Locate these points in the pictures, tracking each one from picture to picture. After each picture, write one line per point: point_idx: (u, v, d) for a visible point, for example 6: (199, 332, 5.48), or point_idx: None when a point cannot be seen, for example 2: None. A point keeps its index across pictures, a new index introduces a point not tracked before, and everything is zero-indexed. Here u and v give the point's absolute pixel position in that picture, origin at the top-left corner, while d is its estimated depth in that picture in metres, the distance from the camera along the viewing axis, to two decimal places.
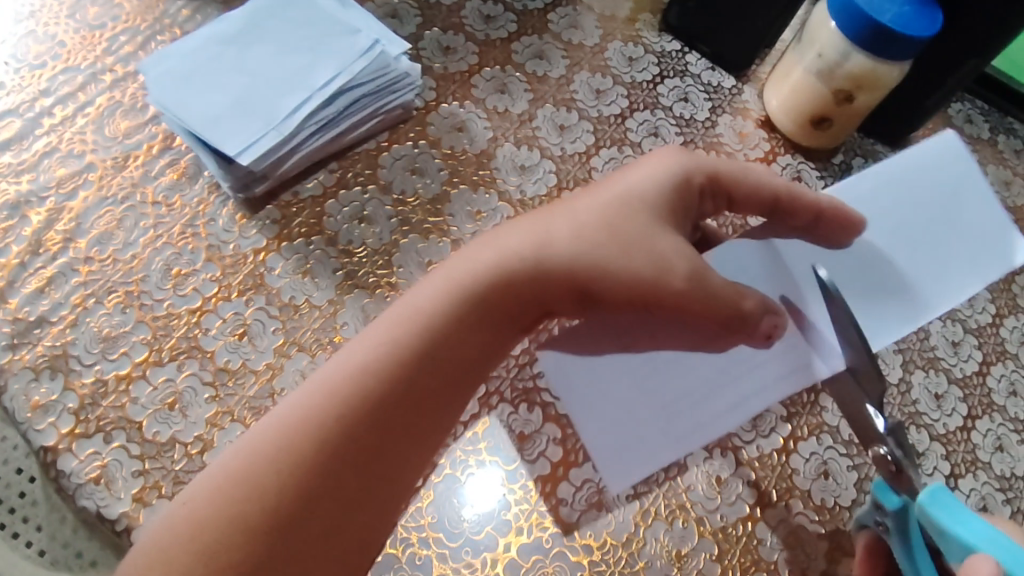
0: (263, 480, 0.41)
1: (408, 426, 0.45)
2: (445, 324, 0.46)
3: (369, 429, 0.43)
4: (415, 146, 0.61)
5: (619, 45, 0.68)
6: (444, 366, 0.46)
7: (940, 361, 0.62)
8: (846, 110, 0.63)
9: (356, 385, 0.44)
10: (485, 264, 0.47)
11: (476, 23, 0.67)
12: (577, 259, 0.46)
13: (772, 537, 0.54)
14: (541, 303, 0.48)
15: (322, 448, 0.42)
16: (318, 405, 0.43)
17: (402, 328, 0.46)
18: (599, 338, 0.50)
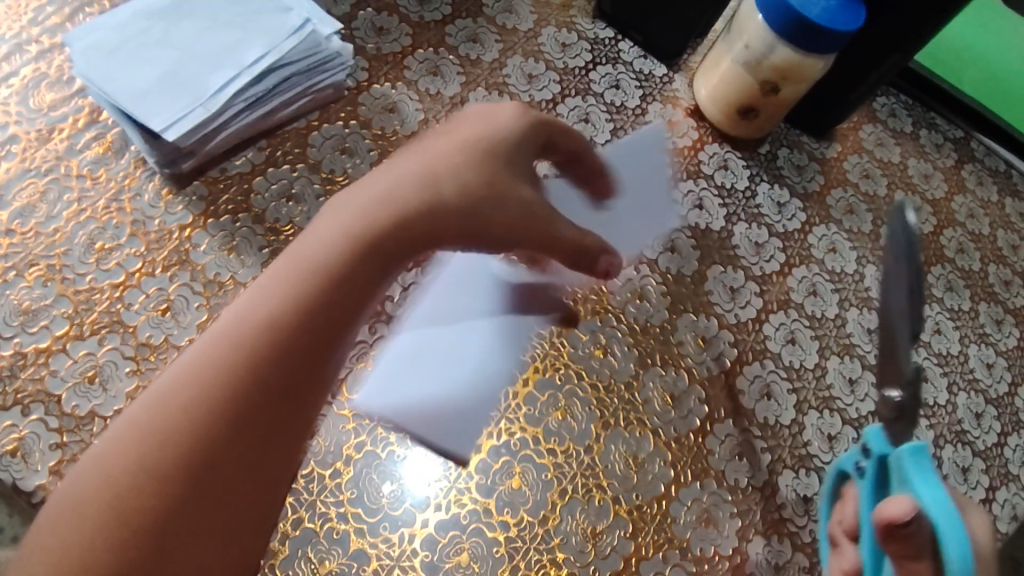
0: (177, 423, 0.35)
1: (321, 361, 0.39)
2: (334, 256, 0.40)
3: (279, 359, 0.38)
4: (345, 126, 0.62)
5: (553, 31, 0.70)
6: (348, 299, 0.40)
7: (855, 348, 0.64)
8: (773, 100, 0.65)
9: (261, 312, 0.38)
10: (364, 207, 0.42)
11: (410, 5, 0.68)
12: (459, 202, 0.43)
13: (685, 516, 0.56)
14: (421, 243, 0.43)
15: (228, 378, 0.37)
16: (229, 337, 0.38)
17: (295, 266, 0.40)
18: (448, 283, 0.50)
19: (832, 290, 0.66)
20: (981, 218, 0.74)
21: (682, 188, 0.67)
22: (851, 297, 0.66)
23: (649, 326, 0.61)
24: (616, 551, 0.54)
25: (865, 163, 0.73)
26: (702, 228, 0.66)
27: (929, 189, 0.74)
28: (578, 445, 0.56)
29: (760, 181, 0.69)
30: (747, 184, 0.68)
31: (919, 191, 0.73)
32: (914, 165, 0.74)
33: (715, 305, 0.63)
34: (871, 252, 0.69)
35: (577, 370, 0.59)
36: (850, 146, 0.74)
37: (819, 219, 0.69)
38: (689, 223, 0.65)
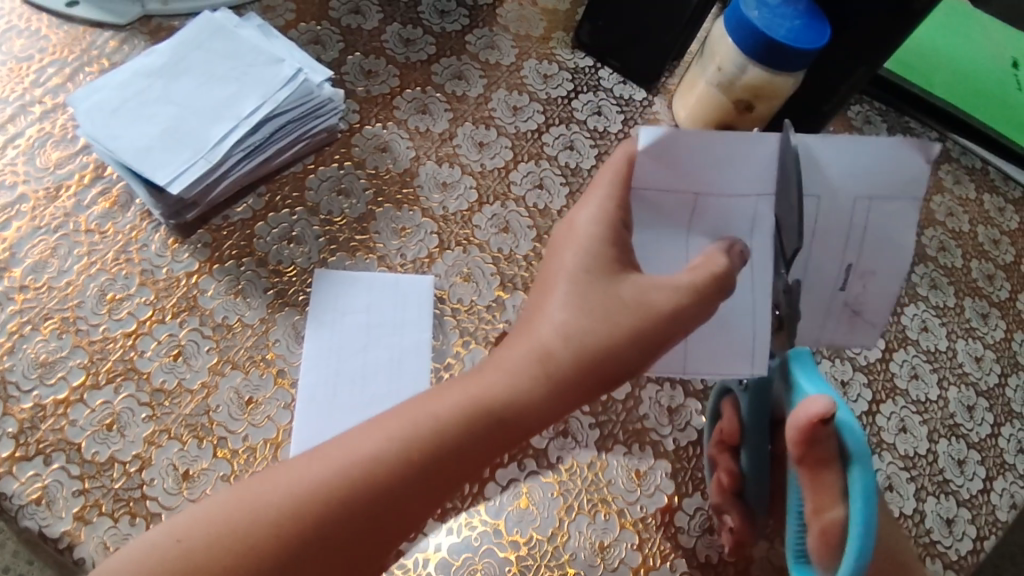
0: (258, 541, 0.38)
1: (408, 514, 0.41)
2: (460, 433, 0.41)
3: (374, 509, 0.40)
4: (340, 167, 0.64)
5: (535, 63, 0.73)
6: (446, 477, 0.41)
7: (845, 350, 0.68)
8: (747, 118, 0.68)
9: (366, 472, 0.40)
10: (506, 367, 0.43)
11: (397, 47, 0.70)
12: (556, 346, 0.43)
13: (689, 525, 0.57)
14: (543, 414, 0.43)
15: (321, 521, 0.39)
16: (327, 476, 0.40)
17: (414, 424, 0.41)
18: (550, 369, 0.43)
19: None
20: (960, 217, 0.78)
21: None
22: None
23: None
24: (625, 563, 0.55)
25: None
26: None
27: None
28: (581, 463, 0.58)
29: None
30: None
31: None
32: None
33: None
34: None
35: None
36: None
37: None
38: None
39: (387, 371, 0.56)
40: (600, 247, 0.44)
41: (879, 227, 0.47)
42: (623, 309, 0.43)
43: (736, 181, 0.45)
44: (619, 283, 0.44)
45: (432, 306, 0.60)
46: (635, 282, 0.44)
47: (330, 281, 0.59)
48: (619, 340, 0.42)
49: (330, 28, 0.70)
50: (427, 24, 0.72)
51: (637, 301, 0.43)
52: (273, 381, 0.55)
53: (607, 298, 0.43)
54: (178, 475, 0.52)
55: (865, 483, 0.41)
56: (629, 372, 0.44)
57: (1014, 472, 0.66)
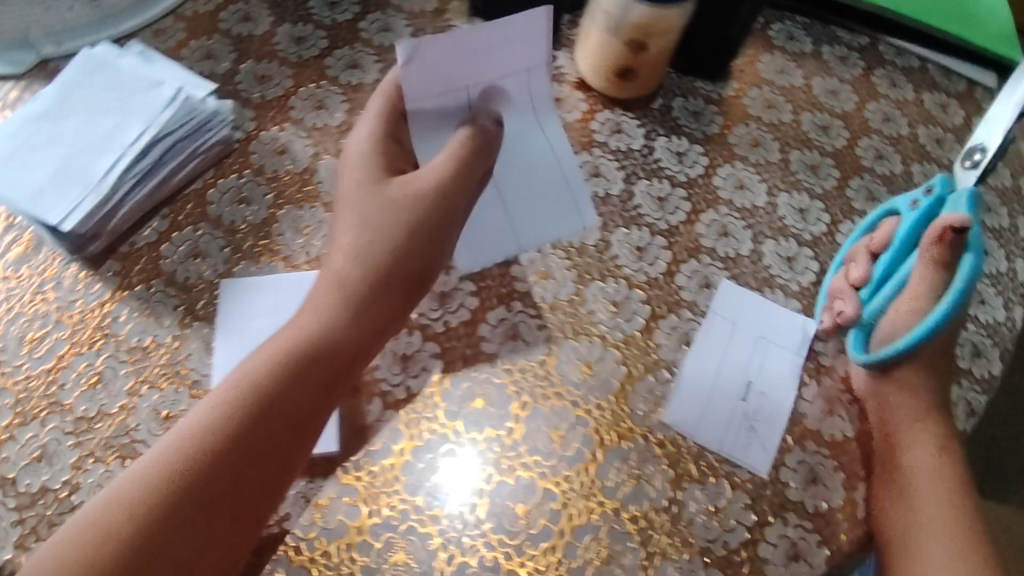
0: (139, 503, 0.41)
1: (279, 430, 0.46)
2: (298, 355, 0.48)
3: (244, 434, 0.45)
4: (239, 177, 0.64)
5: (430, 38, 0.72)
6: (301, 388, 0.47)
7: (776, 279, 0.67)
8: (645, 58, 0.66)
9: (226, 408, 0.45)
10: (324, 301, 0.51)
11: (288, 47, 0.71)
12: (355, 265, 0.51)
13: (613, 477, 0.57)
14: (369, 316, 0.51)
15: (194, 458, 0.43)
16: (188, 428, 0.44)
17: (252, 363, 0.48)
18: (359, 284, 0.51)
19: (743, 227, 0.68)
20: (899, 121, 0.77)
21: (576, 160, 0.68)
22: (764, 230, 0.68)
23: (557, 302, 0.63)
24: (550, 523, 0.55)
25: (766, 95, 0.76)
26: (601, 196, 0.67)
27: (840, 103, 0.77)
28: (497, 430, 0.58)
29: (656, 137, 0.71)
30: (645, 142, 0.70)
31: (825, 109, 0.77)
32: (820, 83, 0.78)
33: (623, 267, 0.65)
34: (781, 180, 0.71)
35: (490, 358, 0.61)
36: (749, 80, 0.76)
37: (723, 159, 0.71)
38: None
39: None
40: (373, 161, 0.52)
41: (535, 87, 0.52)
42: (400, 207, 0.51)
43: (493, 67, 0.48)
44: (385, 187, 0.52)
45: None
46: (398, 181, 0.52)
47: (237, 288, 0.60)
48: (401, 238, 0.51)
49: (222, 40, 0.70)
50: (317, 18, 0.72)
51: (410, 190, 0.51)
52: (189, 395, 0.57)
53: (382, 204, 0.51)
54: None
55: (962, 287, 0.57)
56: (420, 264, 0.52)
57: (969, 377, 0.67)
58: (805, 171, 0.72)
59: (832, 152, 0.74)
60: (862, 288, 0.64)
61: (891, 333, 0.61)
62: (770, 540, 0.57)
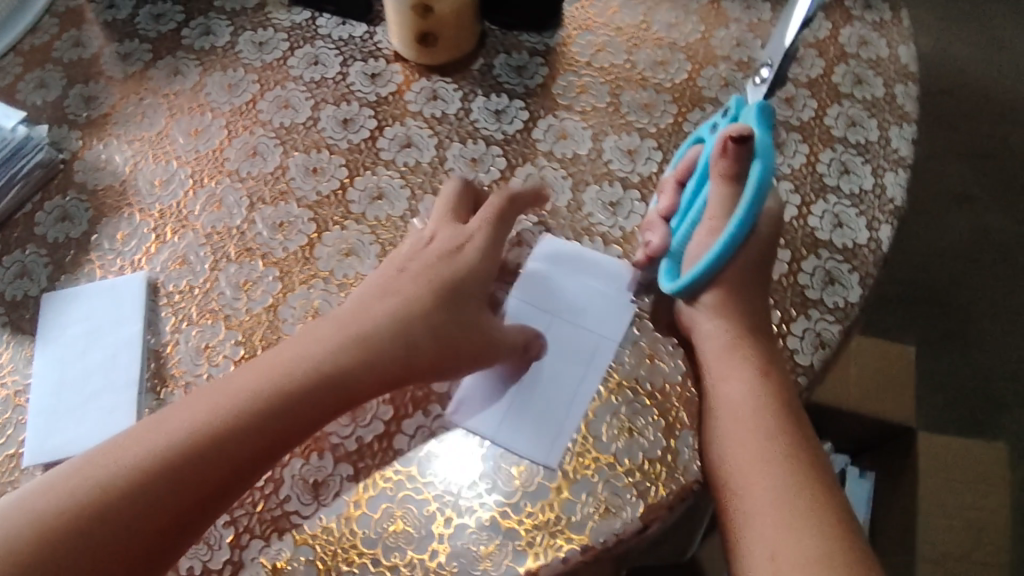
0: (75, 512, 0.43)
1: (208, 488, 0.46)
2: (263, 405, 0.49)
3: (166, 477, 0.45)
4: (65, 197, 0.66)
5: (249, 34, 0.74)
6: (239, 461, 0.47)
7: (597, 227, 0.64)
8: (434, 20, 0.66)
9: (171, 442, 0.46)
10: (294, 353, 0.51)
11: (114, 65, 0.73)
12: (370, 334, 0.53)
13: (410, 445, 0.57)
14: (307, 427, 0.50)
15: (126, 489, 0.44)
16: (159, 441, 0.46)
17: (220, 396, 0.49)
18: (316, 345, 0.52)
19: (563, 177, 0.66)
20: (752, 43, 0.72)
21: (389, 132, 0.68)
22: (587, 178, 0.66)
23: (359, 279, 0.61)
24: (341, 496, 0.56)
25: (600, 38, 0.73)
26: (411, 165, 0.66)
27: (683, 35, 0.73)
28: None
29: (474, 98, 0.69)
30: (461, 106, 0.69)
31: (666, 44, 0.73)
32: (662, 14, 0.74)
33: None
34: (608, 124, 0.68)
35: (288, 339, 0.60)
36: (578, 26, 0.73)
37: (545, 112, 0.69)
38: (395, 166, 0.66)
39: (101, 372, 0.59)
40: (437, 282, 0.56)
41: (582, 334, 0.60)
42: (415, 316, 0.54)
43: (598, 278, 0.62)
44: (459, 307, 0.55)
45: (146, 299, 0.62)
46: (445, 278, 0.56)
47: (54, 301, 0.62)
48: (370, 339, 0.52)
49: (53, 69, 0.73)
50: (143, 32, 0.74)
51: (433, 313, 0.54)
52: (10, 404, 0.59)
53: (424, 304, 0.54)
54: None
55: (755, 191, 0.53)
56: (381, 365, 0.52)
57: (820, 307, 0.62)
58: (635, 110, 0.69)
59: (669, 88, 0.71)
60: (671, 215, 0.60)
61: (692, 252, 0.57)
62: (574, 497, 0.54)
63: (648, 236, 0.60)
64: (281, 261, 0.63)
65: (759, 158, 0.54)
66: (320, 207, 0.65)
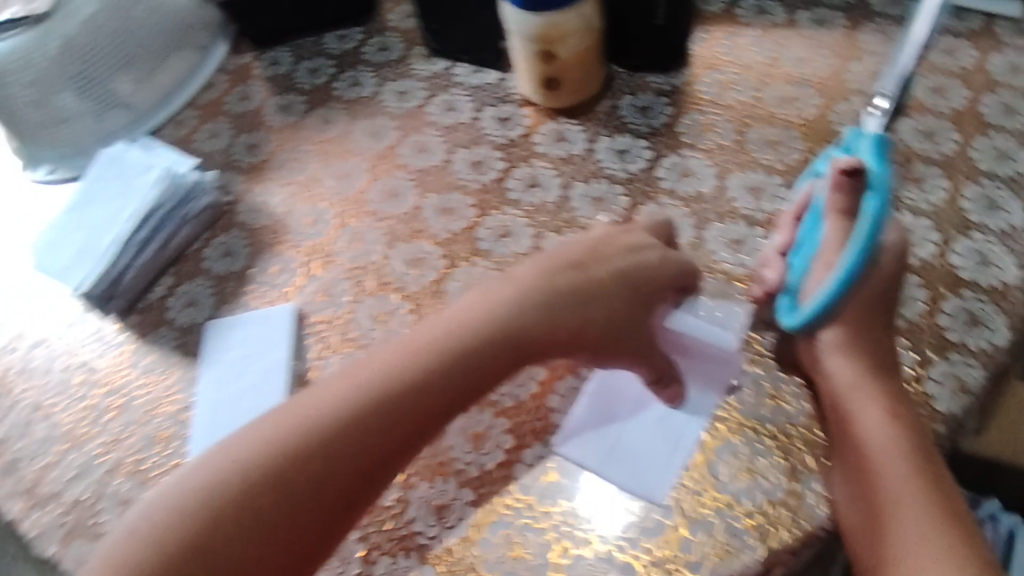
0: (242, 483, 0.46)
1: (368, 454, 0.49)
2: (416, 373, 0.51)
3: (325, 447, 0.48)
4: (228, 237, 0.74)
5: (392, 85, 0.80)
6: (394, 431, 0.50)
7: (722, 264, 0.64)
8: (559, 64, 0.69)
9: (331, 411, 0.49)
10: (448, 325, 0.54)
11: (274, 115, 0.82)
12: (520, 305, 0.54)
13: (529, 475, 0.59)
14: (463, 393, 0.52)
15: (292, 458, 0.47)
16: (317, 412, 0.49)
17: (374, 367, 0.51)
18: (465, 319, 0.54)
19: (686, 215, 0.66)
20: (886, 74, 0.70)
21: (517, 174, 0.71)
22: (711, 216, 0.65)
23: None
24: (463, 521, 0.57)
25: (726, 75, 0.73)
26: (537, 205, 0.69)
27: (812, 70, 0.72)
28: None
29: (599, 139, 0.71)
30: (586, 146, 0.71)
31: (797, 79, 0.71)
32: (795, 46, 0.74)
33: None
34: (736, 160, 0.68)
35: None
36: (705, 64, 0.74)
37: (670, 150, 0.69)
38: (521, 205, 0.69)
39: (253, 395, 0.65)
40: (585, 259, 0.57)
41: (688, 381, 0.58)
42: (563, 289, 0.55)
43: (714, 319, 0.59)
44: (613, 274, 0.56)
45: (295, 327, 0.67)
46: (597, 261, 0.57)
47: (218, 331, 0.69)
48: (524, 309, 0.54)
49: (223, 121, 0.83)
50: (299, 86, 0.83)
51: (582, 282, 0.56)
52: (179, 418, 0.66)
53: (574, 281, 0.56)
54: (117, 498, 0.63)
55: (873, 206, 0.53)
56: (528, 335, 0.54)
57: (962, 350, 0.59)
58: (763, 148, 0.68)
59: (802, 121, 0.69)
60: (787, 252, 0.60)
61: (808, 288, 0.56)
62: (692, 535, 0.54)
63: (765, 272, 0.59)
64: (416, 298, 0.66)
65: (874, 181, 0.54)
66: (451, 243, 0.68)
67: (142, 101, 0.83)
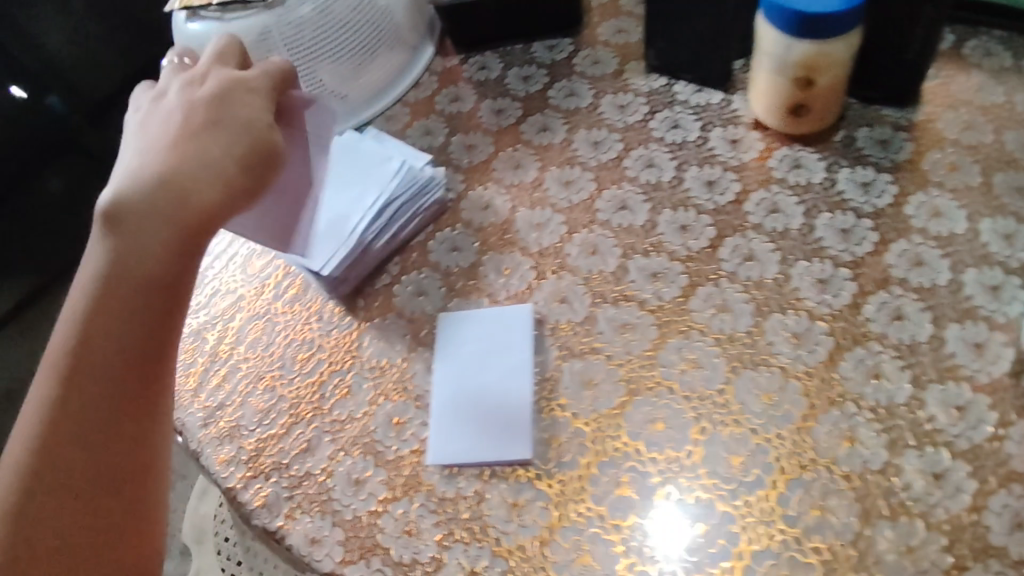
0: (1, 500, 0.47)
1: (94, 410, 0.49)
2: (122, 291, 0.51)
3: (67, 391, 0.49)
4: (453, 230, 0.76)
5: (611, 98, 0.81)
6: (155, 349, 0.51)
7: (980, 310, 0.64)
8: (815, 93, 0.69)
9: (83, 353, 0.50)
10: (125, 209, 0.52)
11: (490, 119, 0.83)
12: (188, 189, 0.54)
13: (795, 505, 0.57)
14: (145, 289, 0.51)
15: (13, 476, 0.48)
16: (43, 384, 0.49)
17: (148, 201, 0.53)
18: (185, 140, 0.56)
19: (939, 255, 0.67)
20: None
21: (754, 198, 0.71)
22: (967, 259, 0.66)
23: (736, 334, 0.64)
24: (728, 545, 0.57)
25: (965, 116, 0.74)
26: (779, 231, 0.69)
27: None
28: (678, 452, 0.61)
29: (839, 169, 0.72)
30: (826, 176, 0.72)
31: None
32: None
33: (806, 300, 0.65)
34: (985, 206, 0.69)
35: (671, 385, 0.63)
36: (941, 102, 0.75)
37: (916, 187, 0.71)
38: (764, 229, 0.69)
39: (496, 391, 0.66)
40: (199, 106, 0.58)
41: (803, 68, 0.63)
42: (202, 148, 0.56)
43: None
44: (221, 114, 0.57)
45: (534, 329, 0.68)
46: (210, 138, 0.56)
47: (450, 326, 0.70)
48: (195, 163, 0.55)
49: (437, 119, 0.85)
50: (513, 92, 0.85)
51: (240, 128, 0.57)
52: (415, 407, 0.67)
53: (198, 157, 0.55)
54: (352, 482, 0.64)
55: None
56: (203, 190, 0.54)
57: None
58: (1016, 195, 0.69)
59: None
60: None
61: None
62: None
63: None
64: (659, 310, 0.67)
65: None
66: (693, 261, 0.68)
67: (354, 93, 0.86)
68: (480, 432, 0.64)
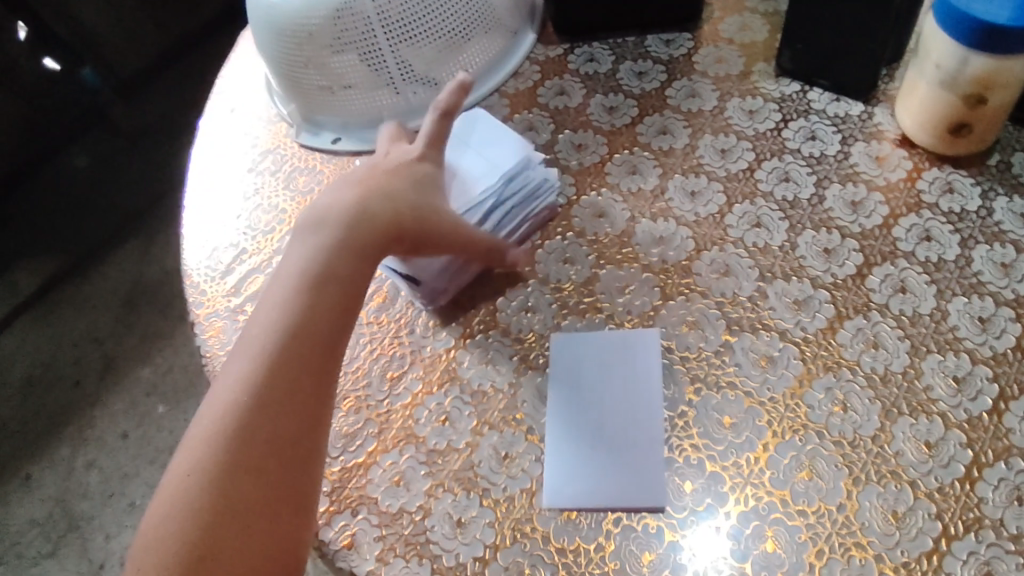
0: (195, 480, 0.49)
1: (284, 416, 0.52)
2: (314, 316, 0.55)
3: (266, 397, 0.52)
4: (563, 239, 0.71)
5: (737, 101, 0.75)
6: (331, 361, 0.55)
7: None
8: (983, 112, 0.63)
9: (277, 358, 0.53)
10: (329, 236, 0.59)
11: (601, 117, 0.77)
12: (374, 221, 0.60)
13: (964, 572, 0.51)
14: (326, 311, 0.55)
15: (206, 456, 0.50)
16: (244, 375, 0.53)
17: (343, 236, 0.58)
18: (375, 179, 0.62)
19: None
20: None
21: (904, 223, 0.66)
22: None
23: (890, 374, 0.59)
24: None
25: None
26: (934, 261, 0.64)
27: None
28: (829, 505, 0.55)
29: (995, 197, 0.66)
30: (981, 204, 0.66)
31: None
32: None
33: (964, 340, 0.60)
34: None
35: (819, 429, 0.58)
36: None
37: None
38: (917, 258, 0.64)
39: (624, 429, 0.60)
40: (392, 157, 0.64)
41: None
42: (387, 190, 0.61)
43: None
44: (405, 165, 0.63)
45: (660, 360, 0.63)
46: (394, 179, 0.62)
47: (570, 349, 0.65)
48: (381, 204, 0.60)
49: (541, 113, 0.79)
50: (626, 88, 0.79)
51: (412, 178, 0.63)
52: (524, 439, 0.62)
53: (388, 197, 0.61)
54: (454, 521, 0.59)
55: None
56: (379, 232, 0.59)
57: None
58: None
59: None
60: None
61: None
62: None
63: None
64: (805, 343, 0.62)
65: None
66: (839, 290, 0.63)
67: (444, 79, 0.78)
68: (600, 471, 0.59)
